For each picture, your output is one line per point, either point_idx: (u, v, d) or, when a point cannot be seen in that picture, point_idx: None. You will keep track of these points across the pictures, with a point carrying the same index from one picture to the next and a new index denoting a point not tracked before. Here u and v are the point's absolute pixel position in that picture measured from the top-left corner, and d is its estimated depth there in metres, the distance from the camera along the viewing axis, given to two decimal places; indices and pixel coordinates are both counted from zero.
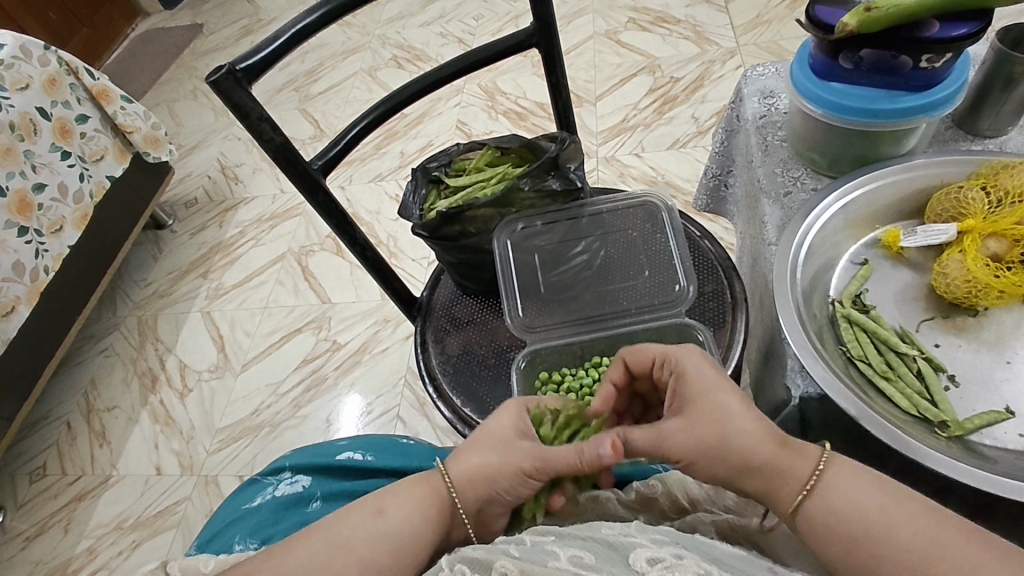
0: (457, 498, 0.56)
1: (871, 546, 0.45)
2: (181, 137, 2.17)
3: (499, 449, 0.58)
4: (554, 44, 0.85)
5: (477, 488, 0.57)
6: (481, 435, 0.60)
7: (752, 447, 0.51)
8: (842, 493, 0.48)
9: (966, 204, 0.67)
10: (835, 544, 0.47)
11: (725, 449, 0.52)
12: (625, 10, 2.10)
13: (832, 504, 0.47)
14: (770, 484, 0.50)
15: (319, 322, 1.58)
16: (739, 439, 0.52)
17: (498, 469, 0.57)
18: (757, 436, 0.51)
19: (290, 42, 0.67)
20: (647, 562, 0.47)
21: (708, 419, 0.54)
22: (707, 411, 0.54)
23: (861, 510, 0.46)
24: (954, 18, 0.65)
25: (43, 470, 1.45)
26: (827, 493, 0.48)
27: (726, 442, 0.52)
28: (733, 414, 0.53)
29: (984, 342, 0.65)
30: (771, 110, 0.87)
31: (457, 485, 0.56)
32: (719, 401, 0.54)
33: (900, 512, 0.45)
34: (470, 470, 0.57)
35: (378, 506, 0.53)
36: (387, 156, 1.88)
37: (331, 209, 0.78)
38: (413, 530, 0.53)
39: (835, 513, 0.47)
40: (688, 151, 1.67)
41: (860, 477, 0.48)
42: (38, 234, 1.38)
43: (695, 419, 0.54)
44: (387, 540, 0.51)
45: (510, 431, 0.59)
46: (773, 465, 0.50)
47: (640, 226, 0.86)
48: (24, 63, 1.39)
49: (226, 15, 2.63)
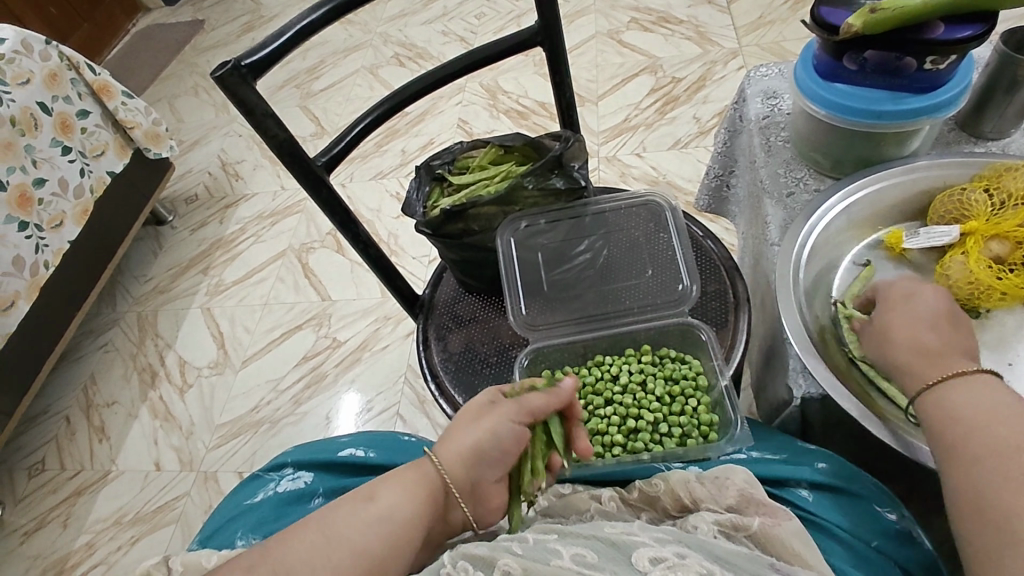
0: (446, 475, 0.57)
1: (965, 432, 0.50)
2: (181, 134, 2.16)
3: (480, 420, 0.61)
4: (558, 43, 0.85)
5: (467, 462, 0.59)
6: (462, 415, 0.62)
7: (910, 339, 0.57)
8: (969, 393, 0.52)
9: (969, 206, 0.67)
10: (934, 424, 0.53)
11: (891, 333, 0.59)
12: (628, 10, 2.10)
13: (954, 396, 0.52)
14: (910, 368, 0.56)
15: (319, 319, 1.57)
16: (907, 333, 0.58)
17: (485, 436, 0.60)
18: (934, 328, 0.57)
19: (295, 38, 0.67)
20: (650, 561, 0.47)
21: (896, 311, 0.60)
22: (906, 312, 0.59)
23: (977, 410, 0.51)
24: (960, 20, 0.64)
25: (41, 465, 1.45)
26: (954, 389, 0.53)
27: (894, 327, 0.59)
28: (921, 313, 0.58)
29: (987, 343, 0.65)
30: (774, 111, 0.87)
31: (445, 462, 0.58)
32: (920, 299, 0.60)
33: (1015, 421, 0.49)
34: (457, 447, 0.59)
35: (369, 493, 0.54)
36: (388, 154, 1.88)
37: (335, 206, 0.78)
38: (407, 512, 0.53)
39: (949, 404, 0.52)
40: (689, 151, 1.67)
41: (992, 391, 0.52)
42: (38, 229, 1.38)
43: (896, 306, 0.61)
44: (384, 523, 0.51)
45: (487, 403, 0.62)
46: (930, 353, 0.56)
47: (643, 226, 0.86)
48: (24, 58, 1.39)
49: (228, 12, 2.63)
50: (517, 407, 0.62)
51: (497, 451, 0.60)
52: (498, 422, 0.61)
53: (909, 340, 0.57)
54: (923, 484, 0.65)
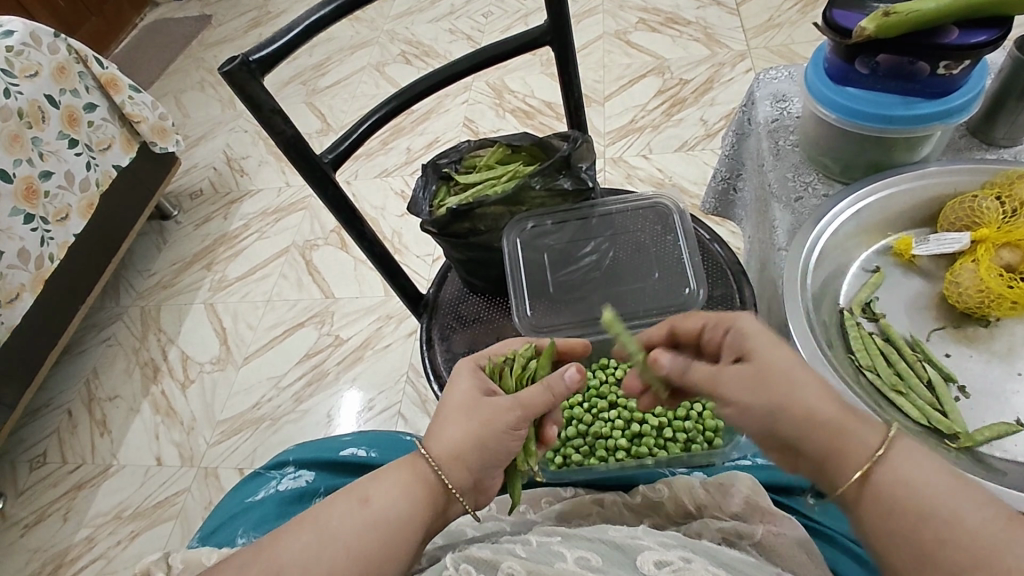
0: (444, 475, 0.54)
1: (938, 531, 0.42)
2: (187, 129, 2.16)
3: (473, 415, 0.57)
4: (568, 43, 0.85)
5: (464, 461, 0.55)
6: (451, 407, 0.58)
7: (810, 410, 0.49)
8: (911, 472, 0.45)
9: (980, 213, 0.66)
10: (895, 523, 0.44)
11: (783, 406, 0.50)
12: (636, 10, 2.09)
13: (900, 480, 0.45)
14: (832, 450, 0.48)
15: (322, 316, 1.57)
16: (801, 395, 0.50)
17: (484, 433, 0.56)
18: (821, 395, 0.49)
19: (304, 33, 0.67)
20: (654, 565, 0.46)
21: (770, 376, 0.51)
22: (775, 363, 0.51)
23: (933, 495, 0.44)
24: (973, 24, 0.64)
25: (42, 458, 1.45)
26: (895, 470, 0.46)
27: (782, 398, 0.50)
28: (796, 371, 0.51)
29: (995, 352, 0.64)
30: (783, 114, 0.87)
31: (441, 462, 0.54)
32: (781, 355, 0.52)
33: (964, 498, 0.43)
34: (451, 445, 0.55)
35: (363, 492, 0.52)
36: (394, 152, 1.88)
37: (341, 204, 0.77)
38: (403, 513, 0.51)
39: (900, 493, 0.45)
40: (696, 153, 1.66)
41: (926, 460, 0.46)
42: (44, 222, 1.38)
43: (760, 369, 0.52)
44: (378, 527, 0.50)
45: (475, 392, 0.59)
46: (835, 425, 0.48)
47: (650, 228, 0.86)
48: (33, 50, 1.39)
49: (235, 7, 2.63)
50: (515, 402, 0.58)
51: (500, 443, 0.57)
52: (496, 417, 0.57)
53: (806, 411, 0.49)
54: None
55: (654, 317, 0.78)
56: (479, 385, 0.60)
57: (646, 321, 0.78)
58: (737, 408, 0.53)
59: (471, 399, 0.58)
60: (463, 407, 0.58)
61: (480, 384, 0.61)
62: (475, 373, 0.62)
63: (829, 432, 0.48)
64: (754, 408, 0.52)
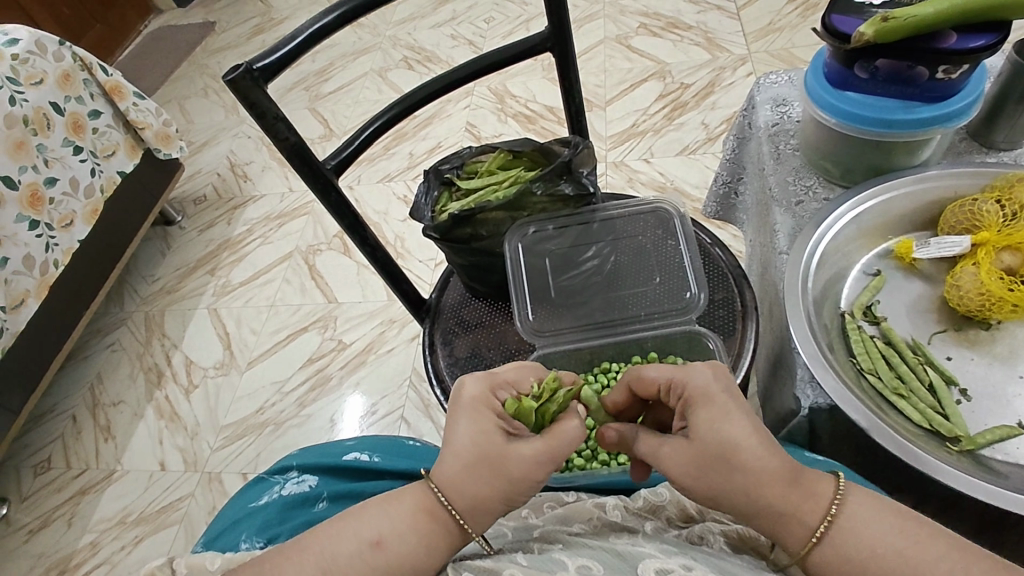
0: (465, 522, 0.53)
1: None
2: (191, 135, 2.18)
3: (496, 465, 0.53)
4: (569, 48, 0.85)
5: (486, 510, 0.53)
6: (470, 454, 0.53)
7: (751, 499, 0.49)
8: (861, 534, 0.47)
9: (980, 216, 0.66)
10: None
11: (725, 490, 0.49)
12: (636, 15, 2.09)
13: (849, 546, 0.47)
14: (778, 528, 0.49)
15: (325, 321, 1.58)
16: (744, 476, 0.48)
17: (508, 487, 0.53)
18: (767, 477, 0.48)
19: (307, 41, 0.67)
20: (655, 573, 0.46)
21: (716, 459, 0.49)
22: (717, 441, 0.49)
23: (882, 558, 0.45)
24: (972, 29, 0.64)
25: (47, 463, 1.45)
26: (842, 537, 0.47)
27: (723, 482, 0.49)
28: (740, 455, 0.49)
29: (997, 355, 0.64)
30: (784, 118, 0.87)
31: (464, 514, 0.53)
32: (724, 433, 0.49)
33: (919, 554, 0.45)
34: (471, 497, 0.52)
35: (376, 534, 0.51)
36: (396, 157, 1.89)
37: (343, 210, 0.78)
38: (415, 556, 0.51)
39: (853, 557, 0.46)
40: (697, 157, 1.67)
41: (876, 516, 0.47)
42: (48, 228, 1.39)
43: (701, 453, 0.50)
44: (389, 571, 0.50)
45: (496, 436, 0.54)
46: (778, 509, 0.48)
47: (651, 232, 0.86)
48: (38, 58, 1.40)
49: (238, 14, 2.64)
50: (543, 453, 0.53)
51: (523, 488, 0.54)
52: (522, 474, 0.53)
53: (749, 496, 0.49)
54: (932, 498, 0.65)
55: (655, 321, 0.78)
56: (497, 424, 0.55)
57: (648, 325, 0.78)
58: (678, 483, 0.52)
59: (491, 445, 0.53)
60: (479, 454, 0.53)
61: (496, 423, 0.55)
62: (492, 407, 0.56)
63: (774, 514, 0.49)
64: (696, 492, 0.51)
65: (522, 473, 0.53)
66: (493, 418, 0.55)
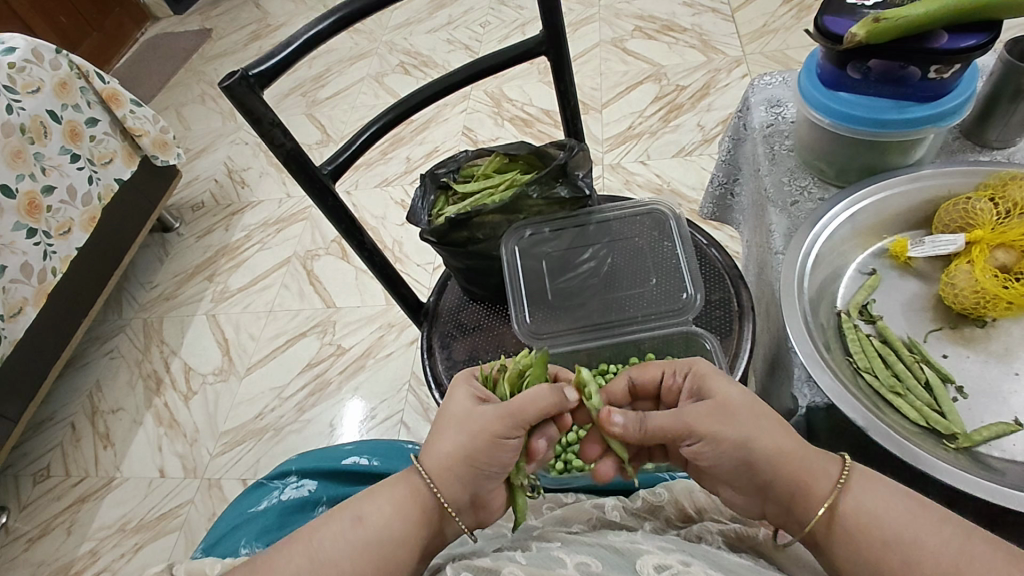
0: (435, 488, 0.54)
1: (903, 554, 0.45)
2: (188, 141, 2.18)
3: (465, 425, 0.56)
4: (563, 52, 0.85)
5: (463, 476, 0.55)
6: (443, 419, 0.57)
7: (774, 453, 0.51)
8: (869, 500, 0.48)
9: (974, 215, 0.67)
10: (863, 557, 0.47)
11: (751, 439, 0.51)
12: (632, 18, 2.10)
13: (862, 505, 0.48)
14: (801, 484, 0.50)
15: (324, 326, 1.58)
16: (766, 430, 0.51)
17: (473, 448, 0.55)
18: (781, 428, 0.52)
19: (303, 48, 0.67)
20: (654, 568, 0.47)
21: (733, 411, 0.52)
22: (736, 398, 0.53)
23: (896, 520, 0.46)
24: (963, 29, 0.65)
25: (46, 471, 1.45)
26: (855, 496, 0.49)
27: (749, 432, 0.51)
28: (755, 405, 0.53)
29: (992, 353, 0.65)
30: (778, 119, 0.88)
31: (434, 478, 0.54)
32: (739, 390, 0.54)
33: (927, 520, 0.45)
34: (443, 458, 0.55)
35: (357, 512, 0.52)
36: (393, 161, 1.89)
37: (340, 214, 0.78)
38: (394, 531, 0.51)
39: (863, 521, 0.47)
40: (694, 159, 1.67)
41: (880, 490, 0.48)
42: (46, 235, 1.39)
43: (722, 408, 0.53)
44: (371, 547, 0.50)
45: (469, 401, 0.58)
46: (799, 459, 0.51)
47: (647, 234, 0.86)
48: (35, 66, 1.40)
49: (235, 21, 2.65)
50: (505, 410, 0.56)
51: (493, 456, 0.56)
52: (485, 431, 0.55)
53: (773, 445, 0.51)
54: (931, 496, 0.65)
55: (652, 323, 0.78)
56: (472, 393, 0.59)
57: (644, 326, 0.78)
58: (701, 445, 0.53)
59: (464, 410, 0.57)
60: (460, 420, 0.56)
61: (471, 393, 0.59)
62: (469, 382, 0.61)
63: (794, 466, 0.50)
64: (722, 449, 0.52)
65: (493, 436, 0.55)
66: (466, 386, 0.60)
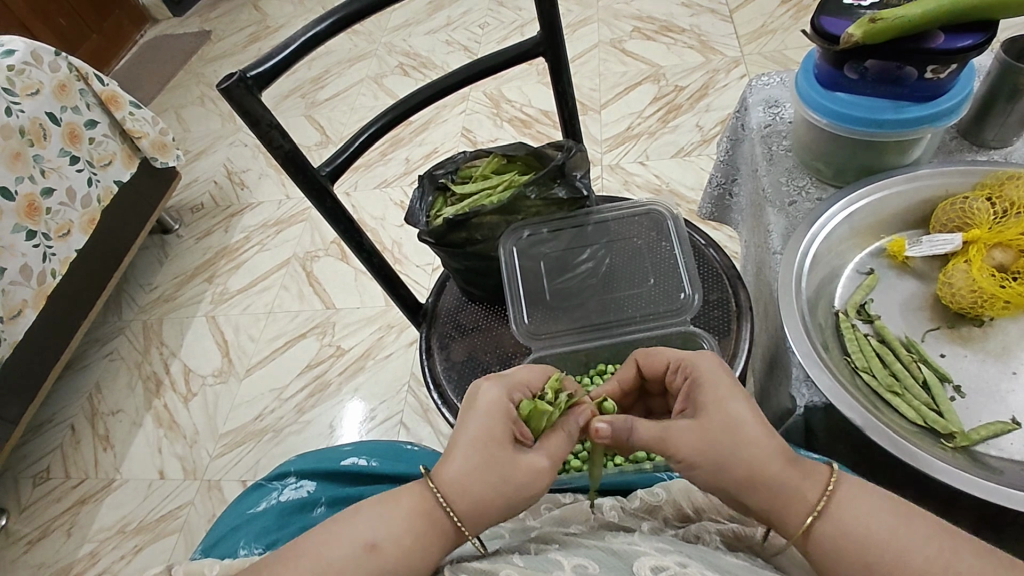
0: (462, 524, 0.52)
1: (884, 572, 0.45)
2: (187, 143, 2.18)
3: (500, 464, 0.53)
4: (561, 53, 0.86)
5: (487, 509, 0.53)
6: (473, 450, 0.54)
7: (748, 479, 0.49)
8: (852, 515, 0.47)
9: (971, 215, 0.67)
10: (842, 572, 0.47)
11: (726, 463, 0.50)
12: (630, 19, 2.11)
13: (841, 528, 0.47)
14: (779, 506, 0.49)
15: (323, 327, 1.58)
16: (744, 452, 0.50)
17: (507, 489, 0.53)
18: (766, 449, 0.50)
19: (301, 49, 0.68)
20: (651, 570, 0.47)
21: (713, 433, 0.51)
22: (723, 417, 0.51)
23: (875, 542, 0.46)
24: (960, 29, 0.65)
25: (46, 474, 1.45)
26: (836, 516, 0.48)
27: (726, 458, 0.50)
28: (737, 427, 0.51)
29: (990, 352, 0.65)
30: (776, 119, 0.88)
31: (463, 516, 0.52)
32: (725, 409, 0.52)
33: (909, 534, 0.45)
34: (475, 497, 0.52)
35: (367, 537, 0.50)
36: (392, 162, 1.89)
37: (339, 216, 0.78)
38: (411, 559, 0.50)
39: (846, 539, 0.47)
40: (692, 159, 1.67)
41: (864, 506, 0.48)
42: (45, 237, 1.39)
43: (706, 428, 0.51)
44: (386, 571, 0.48)
45: (505, 438, 0.55)
46: (775, 485, 0.49)
47: (645, 235, 0.86)
48: (34, 69, 1.40)
49: (234, 22, 2.65)
50: (549, 461, 0.55)
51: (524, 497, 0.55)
52: (527, 478, 0.54)
53: (749, 470, 0.49)
54: (930, 495, 0.65)
55: (650, 323, 0.78)
56: (509, 429, 0.55)
57: (642, 326, 0.78)
58: (684, 464, 0.52)
59: (497, 445, 0.54)
60: (484, 447, 0.54)
61: (509, 430, 0.55)
62: (504, 412, 0.56)
63: (771, 491, 0.49)
64: (700, 470, 0.52)
65: (522, 472, 0.53)
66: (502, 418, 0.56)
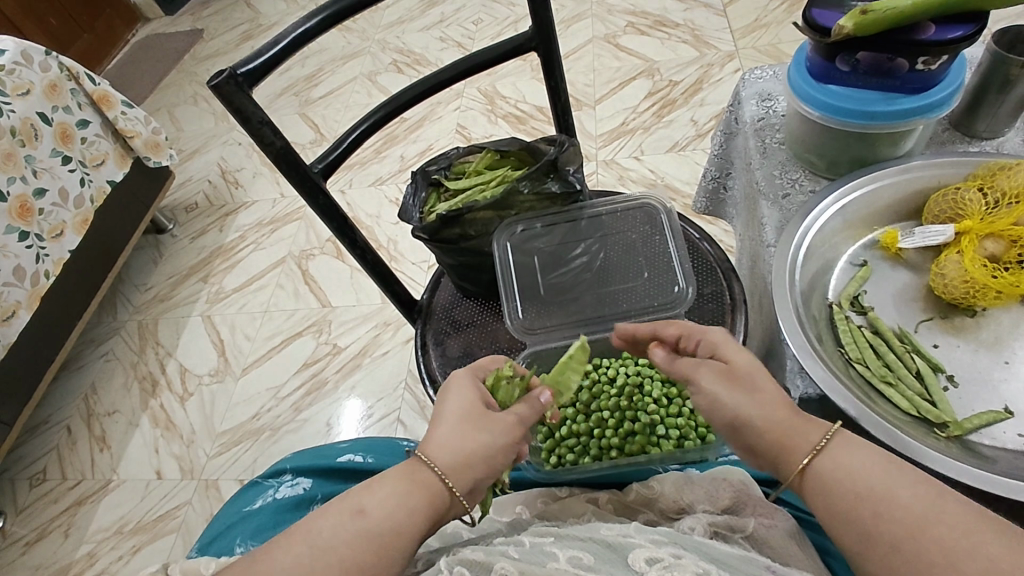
0: (450, 483, 0.54)
1: (873, 505, 0.45)
2: (181, 142, 2.17)
3: (478, 425, 0.58)
4: (553, 48, 0.85)
5: (470, 466, 0.55)
6: (448, 417, 0.59)
7: (761, 412, 0.52)
8: (849, 460, 0.48)
9: (964, 205, 0.67)
10: (835, 507, 0.47)
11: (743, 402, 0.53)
12: (624, 14, 2.10)
13: (839, 465, 0.48)
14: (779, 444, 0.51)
15: (319, 326, 1.58)
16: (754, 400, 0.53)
17: (488, 444, 0.57)
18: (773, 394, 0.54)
19: (292, 46, 0.67)
20: (646, 562, 0.47)
21: (739, 378, 0.55)
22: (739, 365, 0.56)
23: (872, 475, 0.46)
24: (949, 21, 0.65)
25: (43, 475, 1.45)
26: (835, 456, 0.49)
27: (751, 393, 0.54)
28: (756, 373, 0.55)
29: (982, 342, 0.65)
30: (769, 112, 0.88)
31: (450, 471, 0.54)
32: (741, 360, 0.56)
33: (900, 478, 0.45)
34: (460, 455, 0.55)
35: (358, 504, 0.50)
36: (387, 160, 1.89)
37: (332, 213, 0.78)
38: (398, 526, 0.50)
39: (837, 476, 0.48)
40: (688, 154, 1.68)
41: (868, 448, 0.49)
42: (38, 238, 1.38)
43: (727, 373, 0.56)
44: (375, 539, 0.49)
45: (477, 403, 0.60)
46: (785, 419, 0.52)
47: (639, 229, 0.86)
48: (25, 69, 1.40)
49: (227, 21, 2.64)
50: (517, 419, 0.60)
51: (501, 457, 0.58)
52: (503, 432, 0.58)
53: (761, 408, 0.53)
54: None
55: (645, 317, 0.78)
56: (477, 397, 0.61)
57: (638, 321, 0.78)
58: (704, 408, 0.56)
59: (473, 409, 0.59)
60: (467, 415, 0.58)
61: (478, 398, 0.61)
62: (474, 384, 0.62)
63: (779, 430, 0.52)
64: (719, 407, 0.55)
65: (498, 430, 0.58)
66: (472, 385, 0.62)
